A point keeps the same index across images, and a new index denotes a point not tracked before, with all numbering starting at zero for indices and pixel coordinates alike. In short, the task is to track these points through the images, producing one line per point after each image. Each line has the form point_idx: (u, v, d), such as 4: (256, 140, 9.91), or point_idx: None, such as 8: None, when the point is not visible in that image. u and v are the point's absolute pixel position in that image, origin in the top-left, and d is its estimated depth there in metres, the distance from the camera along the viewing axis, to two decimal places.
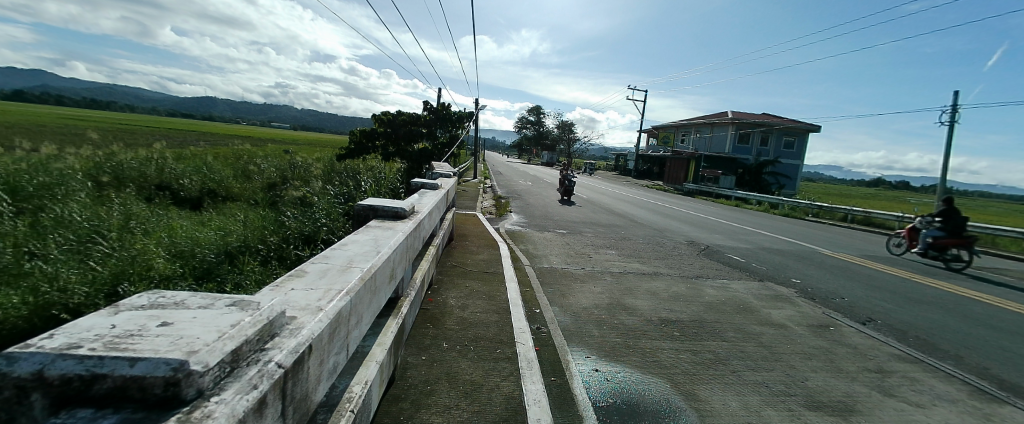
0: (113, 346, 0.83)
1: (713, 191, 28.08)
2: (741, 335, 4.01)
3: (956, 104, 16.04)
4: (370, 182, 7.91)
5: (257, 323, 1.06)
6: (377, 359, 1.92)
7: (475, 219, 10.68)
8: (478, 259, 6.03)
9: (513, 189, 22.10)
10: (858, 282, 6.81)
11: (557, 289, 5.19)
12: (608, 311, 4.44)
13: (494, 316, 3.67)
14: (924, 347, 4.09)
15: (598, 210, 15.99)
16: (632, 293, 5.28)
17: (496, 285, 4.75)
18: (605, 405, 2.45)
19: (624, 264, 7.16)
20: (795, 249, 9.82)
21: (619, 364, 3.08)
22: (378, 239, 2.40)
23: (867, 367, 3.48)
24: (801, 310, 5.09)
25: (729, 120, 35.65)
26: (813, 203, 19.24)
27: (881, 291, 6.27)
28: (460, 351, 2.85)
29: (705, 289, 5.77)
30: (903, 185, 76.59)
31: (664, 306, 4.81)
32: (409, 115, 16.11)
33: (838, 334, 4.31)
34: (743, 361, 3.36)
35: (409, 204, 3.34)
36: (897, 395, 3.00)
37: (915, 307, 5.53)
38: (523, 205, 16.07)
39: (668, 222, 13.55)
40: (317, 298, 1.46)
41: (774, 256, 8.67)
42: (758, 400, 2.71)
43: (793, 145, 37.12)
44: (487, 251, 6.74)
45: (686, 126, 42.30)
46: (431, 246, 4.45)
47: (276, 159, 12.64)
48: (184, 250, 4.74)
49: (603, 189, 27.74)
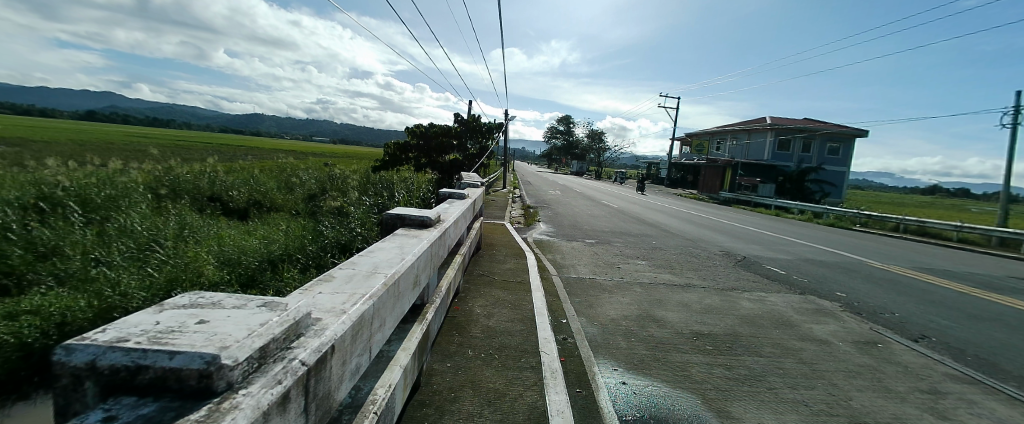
0: (155, 340, 0.90)
1: (749, 199, 26.88)
2: (779, 350, 3.78)
3: (1021, 104, 14.77)
4: (402, 193, 8.16)
5: (284, 322, 1.11)
6: (401, 363, 1.94)
7: (503, 228, 10.75)
8: (505, 268, 6.04)
9: (541, 199, 22.16)
10: (915, 296, 6.24)
11: (584, 300, 5.09)
12: (637, 323, 4.31)
13: (519, 325, 3.65)
14: (989, 368, 3.69)
15: (627, 219, 15.68)
16: (663, 305, 5.10)
17: (522, 294, 4.74)
18: (631, 419, 2.36)
19: (654, 275, 6.96)
20: (840, 260, 9.21)
21: (646, 377, 2.98)
22: (402, 246, 2.46)
23: (919, 387, 3.18)
24: (846, 325, 4.74)
25: (766, 125, 34.20)
26: (861, 212, 17.98)
27: (940, 306, 5.74)
28: (482, 359, 2.85)
29: (741, 302, 5.49)
30: (967, 195, 70.25)
31: (697, 318, 4.60)
32: (440, 127, 16.49)
33: (888, 351, 3.98)
34: (781, 377, 3.15)
35: (435, 213, 3.40)
36: (954, 419, 2.71)
37: (979, 324, 5.02)
38: (551, 214, 16.01)
39: (700, 232, 13.06)
40: (342, 302, 1.51)
41: (818, 268, 8.16)
42: (797, 419, 2.53)
43: (837, 151, 35.00)
44: (514, 260, 6.75)
45: (720, 132, 40.84)
46: (457, 254, 4.49)
47: (314, 171, 13.28)
48: (231, 258, 5.06)
49: (635, 199, 27.18)
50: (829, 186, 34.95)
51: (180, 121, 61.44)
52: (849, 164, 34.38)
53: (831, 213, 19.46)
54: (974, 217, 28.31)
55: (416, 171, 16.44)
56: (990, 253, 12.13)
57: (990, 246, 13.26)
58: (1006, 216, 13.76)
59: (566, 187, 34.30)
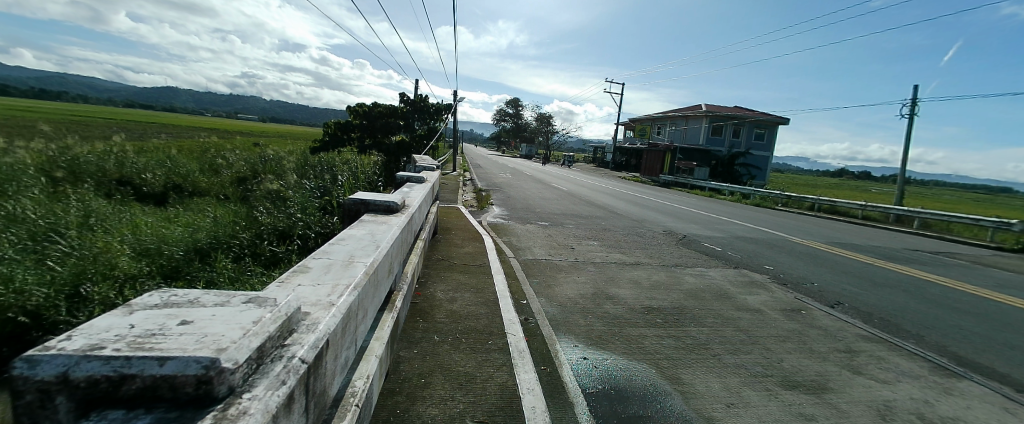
0: (138, 345, 0.83)
1: (687, 182, 28.83)
2: (720, 320, 4.17)
3: (914, 98, 16.98)
4: (347, 175, 7.73)
5: (277, 319, 1.09)
6: (376, 353, 1.88)
7: (457, 212, 10.63)
8: (463, 252, 6.01)
9: (493, 183, 22.13)
10: (827, 267, 7.15)
11: (542, 281, 5.24)
12: (592, 300, 4.53)
13: (483, 308, 3.69)
14: (889, 328, 4.34)
15: (577, 201, 16.14)
16: (615, 283, 5.37)
17: (483, 278, 4.76)
18: (595, 391, 2.49)
19: (605, 254, 7.30)
20: (765, 237, 10.24)
21: (606, 352, 3.14)
22: (374, 233, 2.35)
23: (837, 347, 3.67)
24: (774, 295, 5.32)
25: (703, 113, 36.59)
26: (782, 193, 20.02)
27: (848, 275, 6.61)
28: (451, 343, 2.86)
29: (684, 278, 5.94)
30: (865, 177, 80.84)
31: (647, 295, 4.92)
32: (386, 107, 15.79)
33: (810, 316, 4.54)
34: (724, 344, 3.50)
35: (399, 198, 3.28)
36: (865, 373, 3.18)
37: (879, 290, 5.86)
38: (505, 197, 16.08)
39: (645, 213, 13.80)
40: (327, 293, 1.44)
41: (747, 244, 9.01)
42: (738, 381, 2.83)
43: (763, 137, 38.41)
44: (472, 244, 6.73)
45: (662, 118, 43.09)
46: (418, 240, 4.36)
47: (245, 152, 12.11)
48: (149, 247, 4.52)
49: (585, 182, 27.85)
50: (756, 169, 38.37)
51: (74, 92, 52.74)
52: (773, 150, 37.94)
53: (756, 194, 21.41)
54: (871, 196, 32.63)
55: (360, 152, 15.65)
56: (884, 229, 14.10)
57: (885, 222, 15.38)
58: (898, 196, 15.97)
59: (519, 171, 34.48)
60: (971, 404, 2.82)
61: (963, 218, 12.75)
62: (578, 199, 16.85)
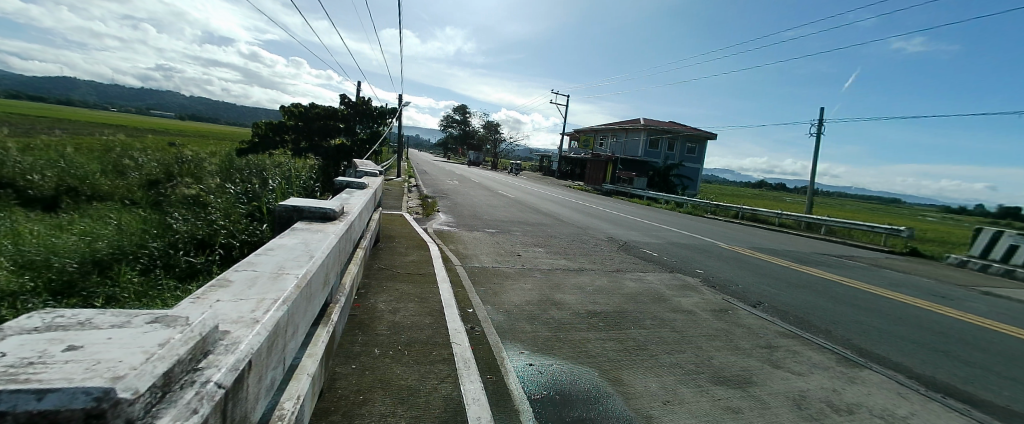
0: (9, 379, 0.71)
1: (627, 191, 30.48)
2: (657, 322, 4.42)
3: (820, 119, 19.42)
4: (278, 179, 7.21)
5: (189, 340, 0.99)
6: (308, 371, 1.75)
7: (401, 219, 10.32)
8: (407, 261, 5.84)
9: (441, 189, 21.87)
10: (751, 270, 7.87)
11: (489, 288, 5.20)
12: (539, 307, 4.58)
13: (429, 318, 3.59)
14: (802, 324, 4.84)
15: (526, 209, 16.38)
16: (560, 289, 5.49)
17: (428, 287, 4.64)
18: (540, 397, 2.50)
19: (551, 261, 7.47)
20: (697, 242, 11.06)
21: (550, 357, 3.16)
22: (308, 242, 2.21)
23: (759, 344, 4.04)
24: (704, 297, 5.75)
25: (642, 126, 39.17)
26: (710, 203, 21.78)
27: (770, 278, 7.31)
28: (393, 356, 2.74)
29: (624, 282, 6.22)
30: (779, 188, 91.04)
31: (590, 299, 5.08)
32: (324, 109, 15.21)
33: (736, 316, 4.95)
34: (660, 345, 3.70)
35: (338, 205, 3.12)
36: (783, 366, 3.52)
37: (795, 290, 6.54)
38: (452, 204, 15.90)
39: (591, 220, 14.34)
40: (250, 309, 1.32)
41: (681, 249, 9.67)
42: (674, 379, 2.99)
43: (695, 150, 41.65)
44: (417, 252, 6.56)
45: (604, 130, 45.51)
46: (359, 248, 4.14)
47: (161, 152, 10.79)
48: (33, 258, 3.87)
49: (534, 190, 28.39)
50: (687, 181, 41.43)
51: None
52: (702, 162, 41.40)
53: (689, 203, 23.09)
54: (783, 206, 36.62)
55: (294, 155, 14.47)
56: (796, 235, 15.83)
57: (797, 229, 17.29)
58: (807, 206, 18.05)
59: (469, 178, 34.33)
60: (871, 391, 3.22)
61: (861, 225, 14.61)
62: (527, 207, 17.07)
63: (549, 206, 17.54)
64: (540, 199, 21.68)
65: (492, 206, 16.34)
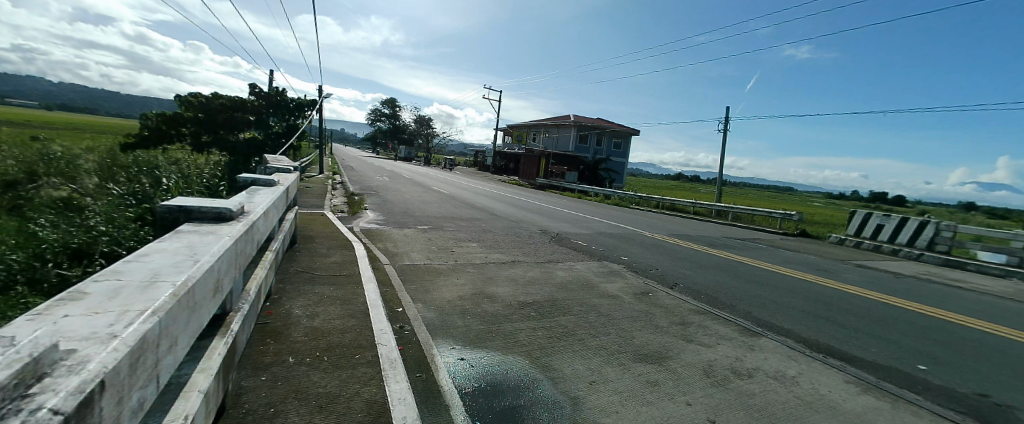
0: None
1: (559, 185, 31.81)
2: (585, 308, 4.65)
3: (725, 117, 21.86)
4: (175, 178, 6.43)
5: (9, 367, 0.84)
6: (200, 387, 1.59)
7: (323, 218, 9.72)
8: (328, 262, 5.52)
9: (368, 186, 21.04)
10: (669, 255, 8.60)
11: (420, 285, 5.12)
12: (471, 300, 4.60)
13: (353, 320, 3.43)
14: (712, 301, 5.40)
15: (462, 204, 16.40)
16: (493, 282, 5.57)
17: (353, 288, 4.43)
18: (471, 390, 2.52)
19: (485, 255, 7.54)
20: (622, 231, 11.85)
21: (482, 349, 3.18)
22: (194, 245, 1.98)
23: (675, 321, 4.43)
24: (627, 281, 6.17)
25: (571, 123, 41.30)
26: (634, 194, 23.49)
27: (686, 261, 8.05)
28: (311, 363, 2.58)
29: (555, 272, 6.47)
30: (695, 180, 100.94)
31: (522, 290, 5.21)
32: (228, 99, 14.10)
33: (655, 297, 5.38)
34: (587, 329, 3.90)
35: (236, 204, 2.83)
36: (695, 340, 3.90)
37: (708, 271, 7.27)
38: (381, 201, 15.38)
39: (524, 214, 14.71)
40: (106, 324, 1.15)
41: (608, 238, 10.29)
42: (600, 360, 3.18)
43: (620, 145, 44.66)
44: (340, 252, 6.23)
45: (536, 126, 47.21)
46: (270, 250, 3.81)
47: (20, 146, 8.96)
48: None
49: (471, 185, 28.51)
50: (614, 174, 44.23)
51: None
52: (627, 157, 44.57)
53: (616, 195, 24.71)
54: (693, 195, 40.96)
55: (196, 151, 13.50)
56: (706, 221, 17.59)
57: (709, 216, 19.23)
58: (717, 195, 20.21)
59: (404, 174, 33.27)
60: (767, 356, 3.69)
61: (760, 211, 16.67)
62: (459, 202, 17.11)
63: (484, 202, 17.74)
64: (475, 194, 21.86)
65: (422, 202, 16.13)
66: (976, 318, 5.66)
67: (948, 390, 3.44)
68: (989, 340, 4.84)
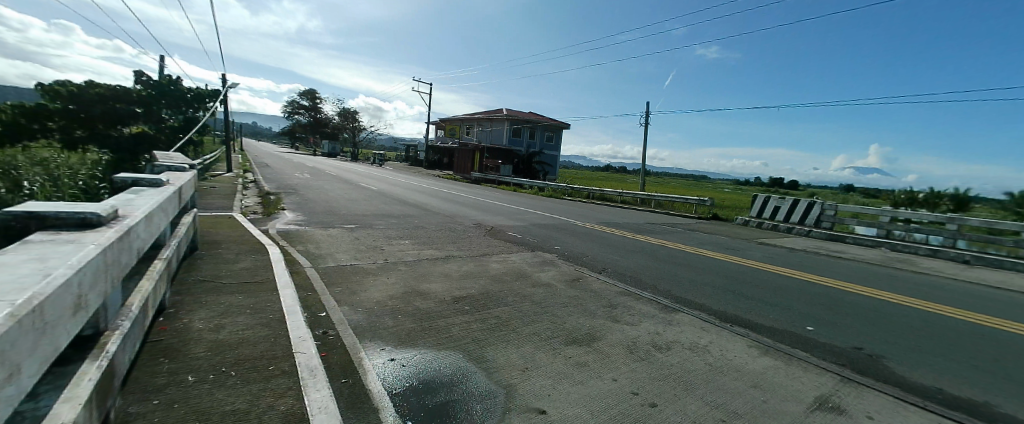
0: None
1: (493, 178, 32.31)
2: (519, 298, 4.78)
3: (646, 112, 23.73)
4: (41, 183, 5.79)
5: None
6: (65, 418, 1.38)
7: (232, 221, 8.84)
8: (237, 269, 5.04)
9: (287, 184, 19.58)
10: (600, 242, 9.11)
11: (347, 287, 4.90)
12: (402, 299, 4.51)
13: (266, 329, 3.18)
14: (637, 283, 5.82)
15: (393, 201, 15.98)
16: (426, 279, 5.50)
17: (267, 295, 4.09)
18: (402, 390, 2.47)
19: (417, 251, 7.43)
20: (555, 222, 12.33)
21: (414, 348, 3.14)
22: (47, 256, 1.67)
23: (603, 304, 4.72)
24: (559, 269, 6.44)
25: (504, 117, 42.30)
26: (566, 186, 24.60)
27: (616, 247, 8.58)
28: (215, 379, 2.36)
29: (490, 265, 6.56)
30: (625, 171, 108.23)
31: (456, 285, 5.22)
32: None
33: (585, 283, 5.68)
34: (520, 318, 4.02)
35: (108, 207, 2.46)
36: (620, 320, 4.19)
37: (635, 256, 7.83)
38: (302, 200, 14.40)
39: (459, 208, 14.73)
40: None
41: (542, 229, 10.65)
42: (532, 347, 3.30)
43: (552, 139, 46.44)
44: (252, 257, 5.72)
45: (469, 119, 47.52)
46: (160, 258, 3.37)
47: None
48: None
49: (406, 181, 27.83)
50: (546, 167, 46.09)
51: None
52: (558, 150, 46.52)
53: (549, 187, 25.75)
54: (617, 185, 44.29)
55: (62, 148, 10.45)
56: (634, 209, 18.82)
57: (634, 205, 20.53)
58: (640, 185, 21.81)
59: (332, 171, 31.25)
60: (683, 329, 4.07)
61: (677, 198, 18.30)
62: (386, 198, 16.73)
63: (416, 197, 17.50)
64: (406, 189, 21.43)
65: (346, 199, 15.46)
66: (845, 282, 6.78)
67: (830, 346, 4.07)
68: (859, 300, 5.79)
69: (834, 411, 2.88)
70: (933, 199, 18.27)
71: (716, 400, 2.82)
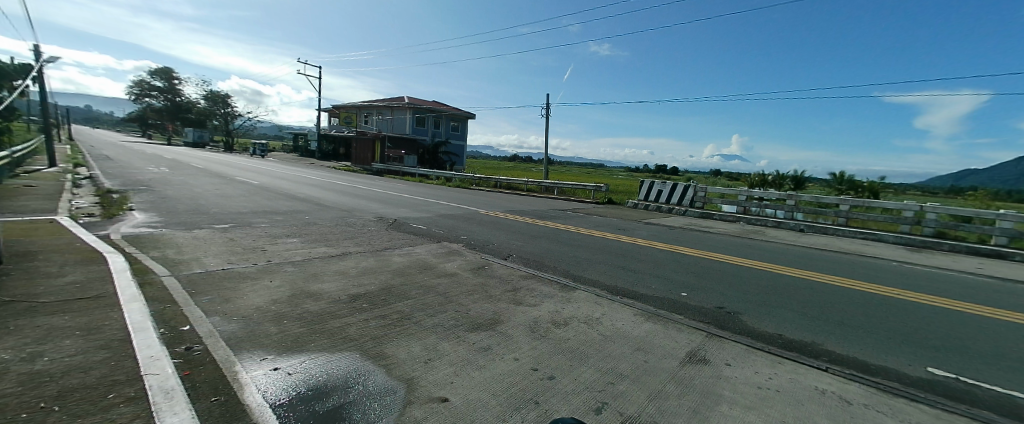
0: None
1: (396, 169, 31.47)
2: (423, 290, 4.76)
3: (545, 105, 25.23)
4: None
5: None
6: None
7: (54, 228, 7.15)
8: (59, 286, 4.11)
9: (139, 181, 16.45)
10: (506, 230, 9.43)
11: (220, 295, 4.36)
12: (289, 302, 4.18)
13: (108, 353, 2.67)
14: (539, 266, 6.17)
15: (279, 196, 14.55)
16: (317, 278, 5.17)
17: (108, 313, 3.44)
18: (287, 400, 2.30)
19: (308, 250, 6.92)
20: (461, 212, 12.45)
21: (304, 354, 2.95)
22: None
23: (506, 289, 4.93)
24: (465, 258, 6.56)
25: (405, 105, 41.37)
26: (473, 176, 25.00)
27: (523, 234, 8.96)
28: (27, 418, 1.89)
29: (391, 259, 6.40)
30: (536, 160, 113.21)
31: (353, 283, 5.00)
32: None
33: (490, 270, 5.86)
34: (422, 310, 4.01)
35: None
36: (523, 302, 4.43)
37: (540, 241, 8.28)
38: (158, 199, 12.25)
39: (358, 202, 14.04)
40: None
41: (448, 220, 10.68)
42: (434, 338, 3.32)
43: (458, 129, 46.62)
44: (81, 270, 4.71)
45: (368, 107, 45.52)
46: None
47: None
48: None
49: (298, 174, 25.48)
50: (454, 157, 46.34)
51: None
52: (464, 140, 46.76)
53: (459, 177, 26.12)
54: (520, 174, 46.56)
55: None
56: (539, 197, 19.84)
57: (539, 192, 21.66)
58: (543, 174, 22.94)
59: (209, 165, 26.90)
60: (579, 305, 4.44)
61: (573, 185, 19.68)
62: (261, 193, 15.17)
63: (302, 191, 16.23)
64: (290, 182, 19.69)
65: (211, 196, 13.59)
66: (713, 253, 8.03)
67: (698, 307, 4.81)
68: (723, 266, 6.92)
69: (700, 362, 3.41)
70: (779, 180, 22.42)
71: (605, 365, 3.15)
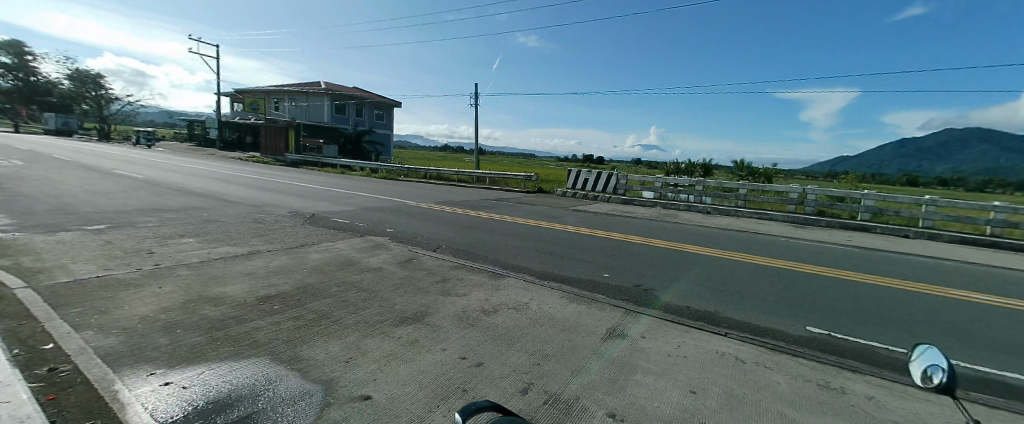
0: None
1: (315, 159, 29.48)
2: (343, 287, 4.59)
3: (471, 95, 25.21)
4: None
5: None
6: None
7: None
8: None
9: None
10: (436, 221, 9.32)
11: (97, 306, 3.82)
12: (186, 309, 3.81)
13: None
14: (469, 257, 6.22)
15: (169, 191, 12.93)
16: (220, 281, 4.74)
17: None
18: (186, 415, 2.13)
19: (209, 251, 6.29)
20: (388, 204, 12.06)
21: (208, 364, 2.74)
22: None
23: (435, 280, 4.93)
24: (391, 252, 6.42)
25: (321, 91, 38.68)
26: (401, 166, 24.27)
27: (454, 225, 8.93)
28: None
29: (308, 256, 6.06)
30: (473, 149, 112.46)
31: (263, 284, 4.67)
32: None
33: (418, 262, 5.79)
34: (344, 308, 3.89)
35: None
36: (451, 293, 4.46)
37: (471, 231, 8.32)
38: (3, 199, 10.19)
39: (267, 196, 12.96)
40: None
41: (372, 213, 10.29)
42: (356, 336, 3.25)
43: (383, 117, 44.72)
44: None
45: (279, 92, 41.76)
46: None
47: None
48: None
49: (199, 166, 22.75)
50: (382, 146, 44.53)
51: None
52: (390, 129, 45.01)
53: (384, 168, 25.17)
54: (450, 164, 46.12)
55: None
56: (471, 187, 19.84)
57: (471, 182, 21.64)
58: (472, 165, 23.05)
59: (80, 158, 22.65)
60: (508, 292, 4.58)
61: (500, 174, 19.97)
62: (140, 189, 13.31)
63: (193, 186, 14.56)
64: (179, 176, 17.52)
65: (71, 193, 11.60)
66: (636, 235, 8.68)
67: (620, 286, 5.20)
68: (643, 248, 7.52)
69: (618, 336, 3.72)
70: (691, 167, 24.62)
71: (532, 347, 3.32)
